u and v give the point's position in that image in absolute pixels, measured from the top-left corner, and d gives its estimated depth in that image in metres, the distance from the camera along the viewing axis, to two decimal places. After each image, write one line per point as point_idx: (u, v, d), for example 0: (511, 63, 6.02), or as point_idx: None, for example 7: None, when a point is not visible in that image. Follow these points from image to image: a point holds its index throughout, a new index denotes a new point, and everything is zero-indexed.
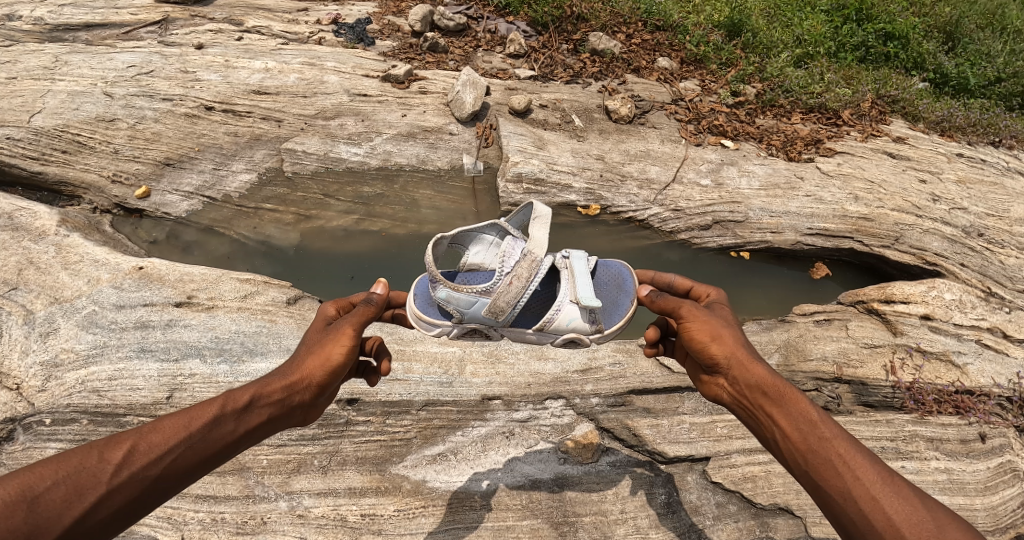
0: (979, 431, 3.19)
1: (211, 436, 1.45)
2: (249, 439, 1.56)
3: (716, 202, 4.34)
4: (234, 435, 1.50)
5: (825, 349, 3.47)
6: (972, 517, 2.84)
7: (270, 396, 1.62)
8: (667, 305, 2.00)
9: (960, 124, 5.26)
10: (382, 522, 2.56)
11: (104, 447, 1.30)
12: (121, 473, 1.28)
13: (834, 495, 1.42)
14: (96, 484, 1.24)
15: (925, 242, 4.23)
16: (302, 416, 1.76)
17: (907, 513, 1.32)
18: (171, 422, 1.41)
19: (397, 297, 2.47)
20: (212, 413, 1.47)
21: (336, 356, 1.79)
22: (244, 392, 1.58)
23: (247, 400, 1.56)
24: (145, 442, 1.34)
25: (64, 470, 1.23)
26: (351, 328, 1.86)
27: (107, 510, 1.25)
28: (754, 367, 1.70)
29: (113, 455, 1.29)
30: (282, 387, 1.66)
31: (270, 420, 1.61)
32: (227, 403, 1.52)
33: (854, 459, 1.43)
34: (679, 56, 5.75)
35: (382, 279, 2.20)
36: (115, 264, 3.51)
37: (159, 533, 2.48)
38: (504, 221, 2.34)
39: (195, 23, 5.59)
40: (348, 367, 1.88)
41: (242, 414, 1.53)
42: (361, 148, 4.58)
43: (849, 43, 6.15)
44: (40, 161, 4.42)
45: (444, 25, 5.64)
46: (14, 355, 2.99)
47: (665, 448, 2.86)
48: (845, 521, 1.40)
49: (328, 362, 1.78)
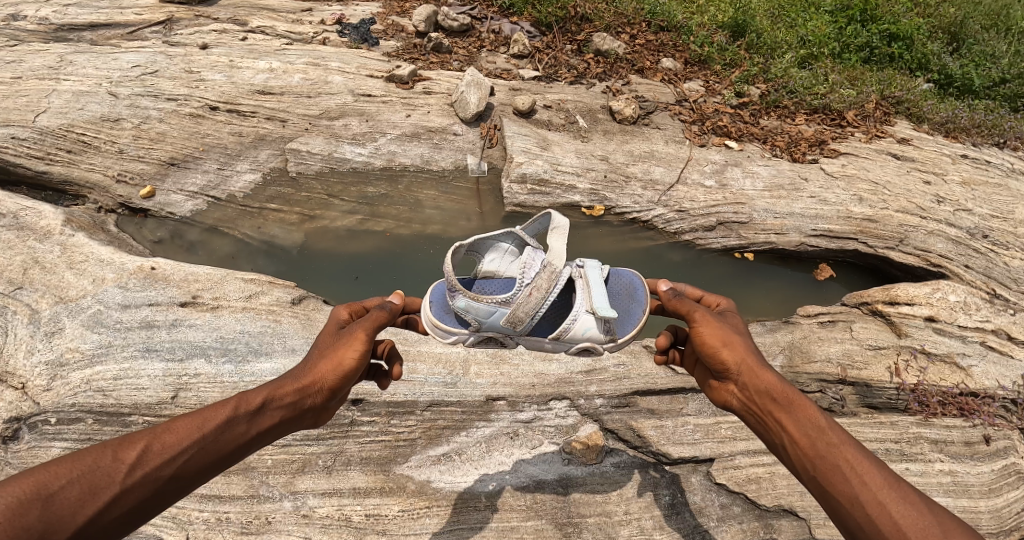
0: (983, 433, 3.18)
1: (223, 437, 1.45)
2: (261, 441, 1.56)
3: (721, 203, 4.34)
4: (246, 437, 1.50)
5: (829, 351, 3.47)
6: (976, 519, 2.83)
7: (282, 398, 1.63)
8: (682, 306, 2.03)
9: (964, 125, 5.25)
10: (386, 522, 2.56)
11: (118, 447, 1.30)
12: (134, 474, 1.28)
13: (841, 500, 1.41)
14: (110, 484, 1.24)
15: (930, 243, 4.22)
16: (312, 420, 1.76)
17: (915, 519, 1.30)
18: (184, 423, 1.41)
19: (411, 302, 2.43)
20: (225, 415, 1.47)
21: (348, 361, 1.80)
22: (256, 394, 1.58)
23: (260, 402, 1.56)
24: (158, 442, 1.34)
25: (78, 470, 1.23)
26: (364, 331, 1.87)
27: (120, 510, 1.25)
28: (763, 374, 1.71)
29: (127, 455, 1.29)
30: (294, 390, 1.67)
31: (282, 422, 1.61)
32: (240, 405, 1.52)
33: (861, 464, 1.42)
34: (683, 56, 5.74)
35: (398, 290, 2.23)
36: (120, 264, 3.51)
37: (164, 533, 2.48)
38: (521, 230, 2.33)
39: (200, 24, 5.61)
40: (359, 371, 1.88)
41: (254, 415, 1.54)
42: (365, 148, 4.58)
43: (854, 44, 6.15)
44: (45, 161, 4.43)
45: (448, 25, 5.64)
46: (19, 355, 3.00)
47: (669, 449, 2.87)
48: (852, 527, 1.38)
49: (340, 367, 1.79)
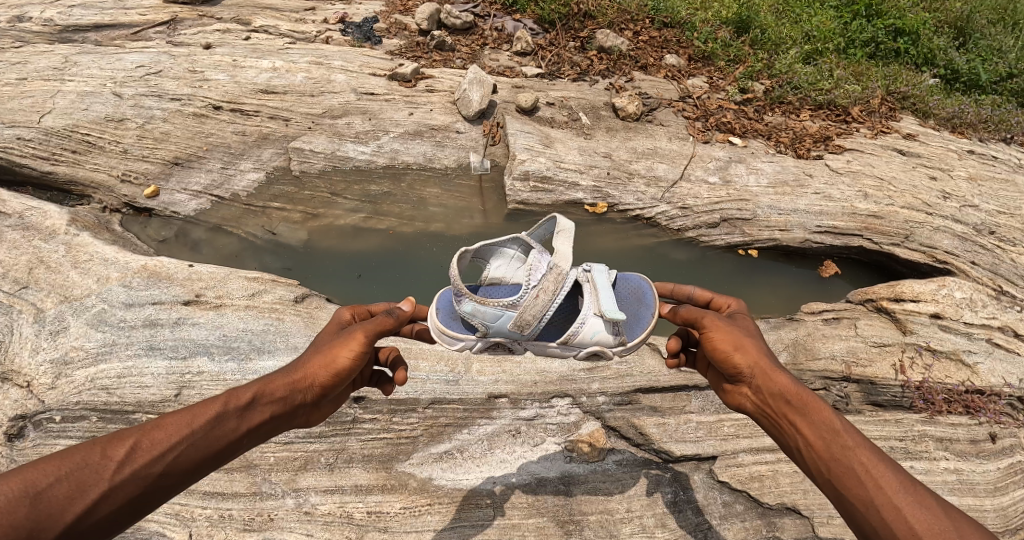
0: (989, 431, 3.16)
1: (214, 433, 1.46)
2: (254, 437, 1.57)
3: (724, 200, 4.32)
4: (236, 433, 1.50)
5: (834, 348, 3.45)
6: (981, 518, 2.81)
7: (274, 394, 1.63)
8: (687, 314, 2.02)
9: (971, 120, 5.20)
10: (388, 520, 2.56)
11: (107, 445, 1.31)
12: (123, 471, 1.29)
13: (856, 504, 1.41)
14: (98, 481, 1.26)
15: (936, 240, 4.19)
16: (304, 418, 1.77)
17: (931, 523, 1.30)
18: (174, 419, 1.42)
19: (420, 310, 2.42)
20: (214, 411, 1.47)
21: (343, 360, 1.80)
22: (246, 390, 1.58)
23: (250, 397, 1.57)
24: (147, 439, 1.35)
25: (66, 467, 1.24)
26: (363, 332, 1.85)
27: (109, 507, 1.27)
28: (777, 377, 1.69)
29: (115, 452, 1.31)
30: (285, 385, 1.67)
31: (274, 418, 1.62)
32: (230, 401, 1.52)
33: (876, 469, 1.42)
34: (687, 53, 5.70)
35: (410, 297, 2.17)
36: (125, 263, 3.54)
37: (167, 529, 2.50)
38: (526, 235, 2.31)
39: (203, 24, 5.63)
40: (356, 369, 1.88)
41: (245, 411, 1.54)
42: (367, 147, 4.59)
43: (859, 39, 6.09)
44: (50, 161, 4.47)
45: (450, 23, 5.62)
46: (25, 353, 3.03)
47: (671, 447, 2.85)
48: (868, 532, 1.38)
49: (333, 365, 1.79)
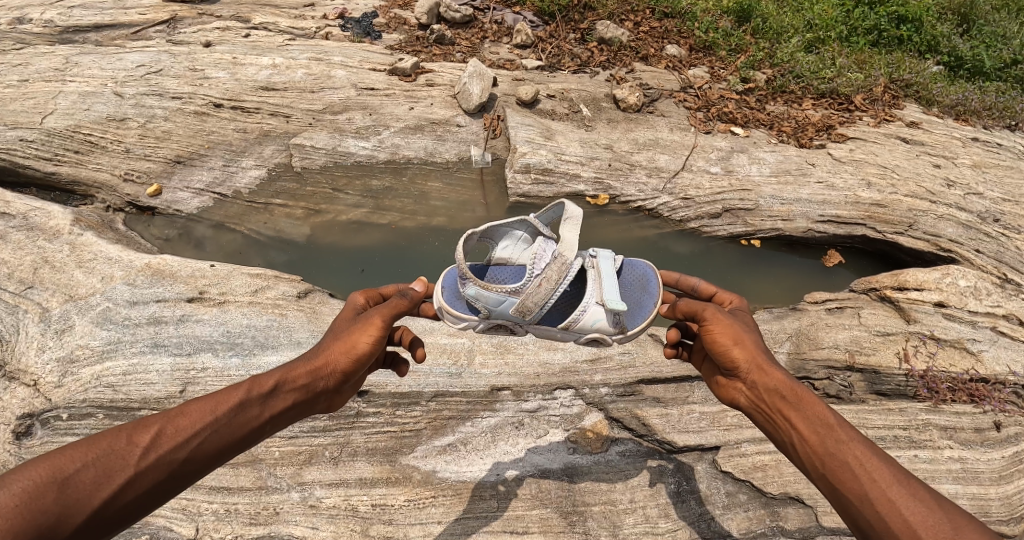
0: (994, 419, 3.13)
1: (237, 420, 1.46)
2: (274, 425, 1.57)
3: (726, 190, 4.31)
4: (259, 420, 1.50)
5: (836, 337, 3.45)
6: (987, 507, 2.78)
7: (296, 381, 1.63)
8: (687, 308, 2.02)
9: (975, 107, 5.15)
10: (393, 512, 2.58)
11: (132, 431, 1.31)
12: (149, 456, 1.29)
13: (850, 497, 1.41)
14: (124, 466, 1.25)
15: (940, 228, 4.17)
16: (326, 403, 1.77)
17: (926, 516, 1.29)
18: (196, 407, 1.41)
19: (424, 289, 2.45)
20: (238, 398, 1.48)
21: (362, 345, 1.79)
22: (269, 377, 1.58)
23: (273, 385, 1.57)
24: (172, 425, 1.35)
25: (93, 453, 1.24)
26: (380, 317, 1.86)
27: (135, 493, 1.26)
28: (772, 372, 1.69)
29: (141, 438, 1.30)
30: (306, 372, 1.67)
31: (295, 405, 1.62)
32: (253, 387, 1.52)
33: (871, 462, 1.42)
34: (688, 43, 5.65)
35: (422, 278, 2.20)
36: (128, 262, 3.57)
37: (174, 524, 2.52)
38: (534, 218, 2.31)
39: (203, 22, 5.65)
40: (374, 356, 1.88)
41: (267, 398, 1.54)
42: (368, 141, 4.59)
43: (861, 27, 6.06)
44: (52, 161, 4.49)
45: (450, 17, 5.62)
46: (31, 351, 3.05)
47: (674, 438, 2.87)
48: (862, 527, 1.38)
49: (353, 350, 1.78)
